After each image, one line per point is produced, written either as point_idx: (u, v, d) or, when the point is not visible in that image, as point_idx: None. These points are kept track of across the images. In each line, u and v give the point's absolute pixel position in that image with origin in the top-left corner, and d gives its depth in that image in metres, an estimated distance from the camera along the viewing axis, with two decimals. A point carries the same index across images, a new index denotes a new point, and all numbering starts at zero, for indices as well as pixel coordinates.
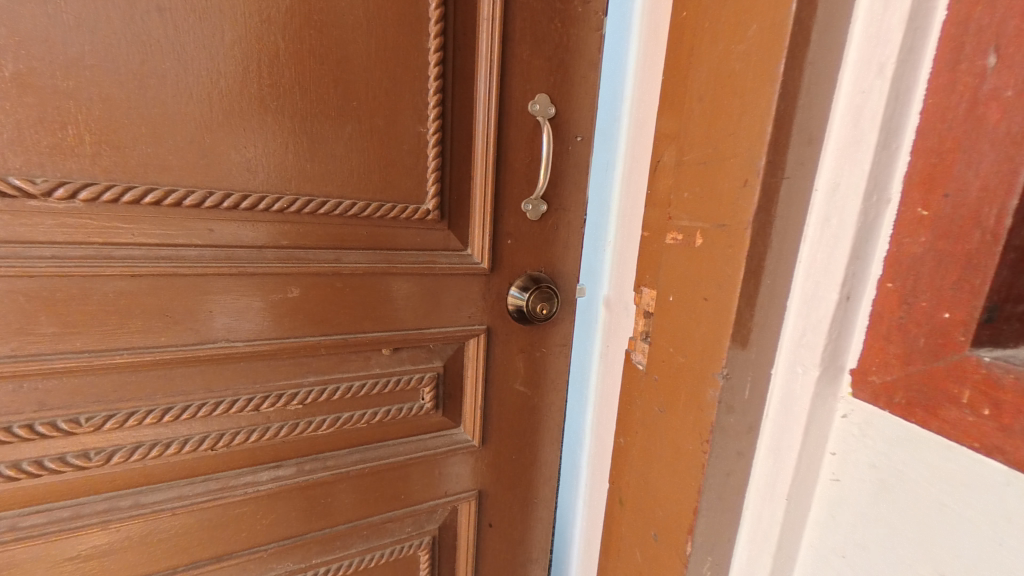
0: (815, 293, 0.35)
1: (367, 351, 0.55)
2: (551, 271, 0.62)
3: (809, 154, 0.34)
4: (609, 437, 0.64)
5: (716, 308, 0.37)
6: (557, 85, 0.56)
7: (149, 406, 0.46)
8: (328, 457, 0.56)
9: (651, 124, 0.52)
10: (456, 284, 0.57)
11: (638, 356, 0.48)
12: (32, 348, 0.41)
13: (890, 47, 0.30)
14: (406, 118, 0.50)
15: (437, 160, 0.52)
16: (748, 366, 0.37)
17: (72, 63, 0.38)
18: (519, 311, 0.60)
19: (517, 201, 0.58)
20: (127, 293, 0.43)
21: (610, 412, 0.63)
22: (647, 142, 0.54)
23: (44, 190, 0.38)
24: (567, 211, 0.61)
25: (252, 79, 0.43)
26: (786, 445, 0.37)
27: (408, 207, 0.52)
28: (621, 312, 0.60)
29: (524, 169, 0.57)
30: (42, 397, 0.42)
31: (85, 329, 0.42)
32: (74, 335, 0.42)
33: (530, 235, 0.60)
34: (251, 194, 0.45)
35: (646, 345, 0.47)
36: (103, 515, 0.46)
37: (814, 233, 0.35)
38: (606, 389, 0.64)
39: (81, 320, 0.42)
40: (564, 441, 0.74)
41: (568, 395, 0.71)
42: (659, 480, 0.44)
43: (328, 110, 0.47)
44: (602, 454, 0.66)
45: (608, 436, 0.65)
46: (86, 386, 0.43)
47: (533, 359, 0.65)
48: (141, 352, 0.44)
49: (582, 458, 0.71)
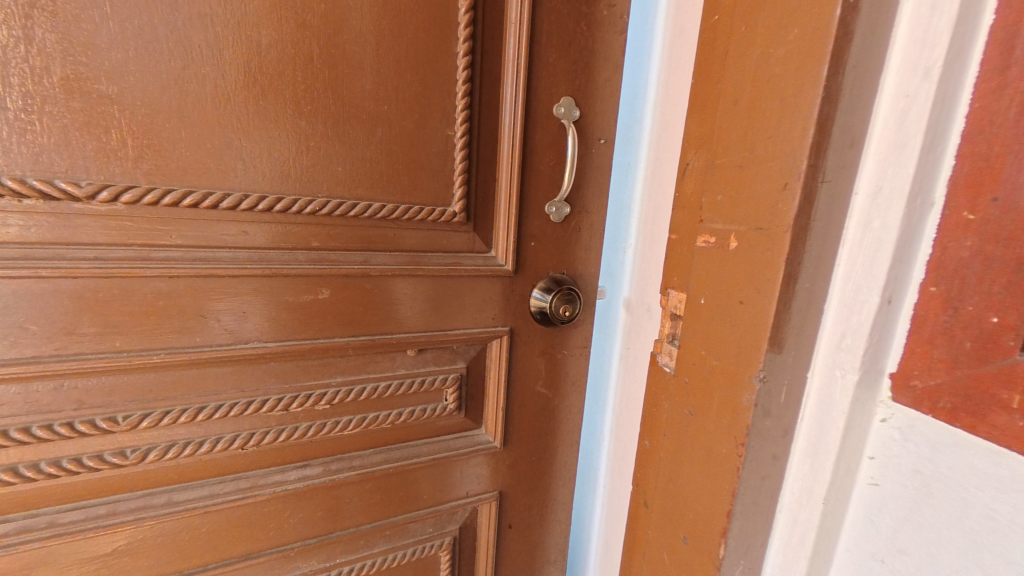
0: (855, 297, 0.34)
1: (393, 352, 0.55)
2: (573, 273, 0.63)
3: (849, 158, 0.34)
4: (631, 437, 0.65)
5: (751, 312, 0.37)
6: (581, 88, 0.57)
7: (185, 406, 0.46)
8: (354, 457, 0.56)
9: (677, 129, 0.53)
10: (480, 285, 0.58)
11: (665, 359, 0.49)
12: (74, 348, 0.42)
13: (936, 50, 0.30)
14: (435, 123, 0.51)
15: (465, 163, 0.53)
16: (785, 371, 0.37)
17: (117, 68, 0.38)
18: (541, 312, 0.61)
19: (541, 204, 0.58)
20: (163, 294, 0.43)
21: (631, 414, 0.64)
22: (673, 144, 0.54)
23: (88, 193, 0.39)
24: (589, 213, 0.61)
25: (287, 83, 0.44)
26: (823, 449, 0.36)
27: (435, 210, 0.53)
28: (643, 315, 0.61)
29: (548, 171, 0.58)
30: (88, 395, 0.43)
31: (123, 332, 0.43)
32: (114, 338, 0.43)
33: (553, 237, 0.60)
34: (285, 197, 0.46)
35: (673, 348, 0.48)
36: (137, 512, 0.47)
37: (854, 237, 0.34)
38: (627, 389, 0.65)
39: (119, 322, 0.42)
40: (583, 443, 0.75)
41: (587, 396, 0.72)
42: (687, 483, 0.44)
43: (360, 114, 0.47)
44: (623, 455, 0.67)
45: (630, 437, 0.65)
46: (124, 386, 0.44)
47: (555, 360, 0.66)
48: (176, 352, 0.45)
49: (602, 458, 0.72)
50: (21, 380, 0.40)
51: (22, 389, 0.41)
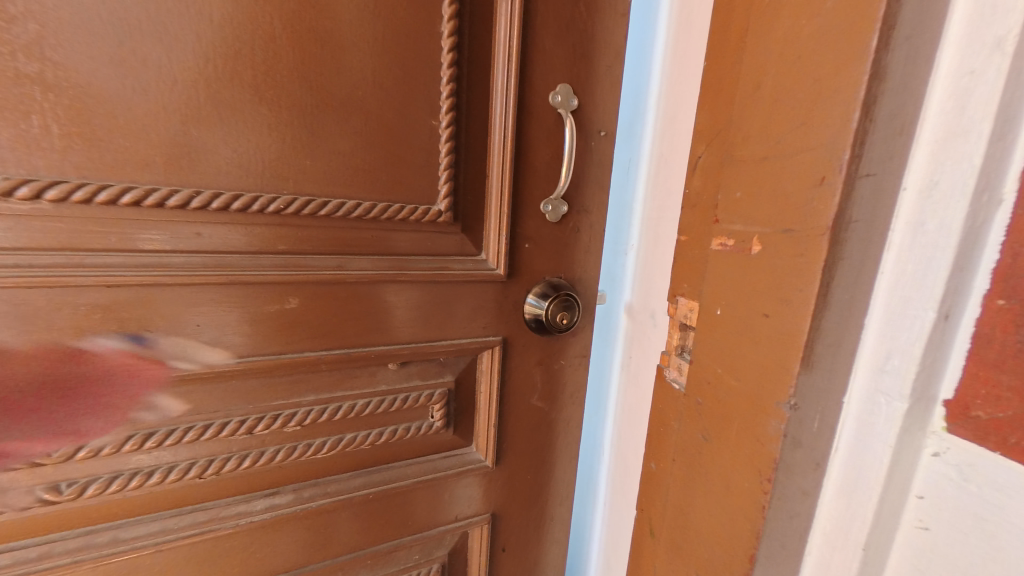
0: (902, 311, 0.28)
1: (373, 366, 0.50)
2: (571, 278, 0.58)
3: (898, 148, 0.28)
4: (633, 451, 0.62)
5: (777, 327, 0.32)
6: (579, 76, 0.52)
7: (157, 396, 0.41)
8: (330, 482, 0.51)
9: (686, 121, 0.49)
10: (469, 292, 0.53)
11: (673, 374, 0.46)
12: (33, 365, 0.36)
13: (1010, 17, 0.24)
14: (417, 112, 0.45)
15: (450, 156, 0.47)
16: (819, 396, 0.32)
17: (37, 43, 0.33)
18: (537, 321, 0.56)
19: (536, 202, 0.53)
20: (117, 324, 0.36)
21: (633, 425, 0.61)
22: (680, 137, 0.50)
23: (5, 190, 0.33)
24: (588, 213, 0.56)
25: (245, 64, 0.38)
26: (861, 488, 0.31)
27: (418, 209, 0.47)
28: (645, 321, 0.57)
29: (544, 166, 0.53)
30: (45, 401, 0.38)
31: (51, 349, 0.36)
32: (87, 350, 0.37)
33: (550, 238, 0.55)
34: (243, 194, 0.40)
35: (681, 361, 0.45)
36: (78, 553, 0.42)
37: (902, 239, 0.28)
38: (629, 400, 0.62)
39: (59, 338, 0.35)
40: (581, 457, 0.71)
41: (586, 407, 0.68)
42: (700, 516, 0.39)
43: (331, 101, 0.42)
44: (625, 469, 0.63)
45: (632, 451, 0.62)
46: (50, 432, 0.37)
47: (551, 371, 0.61)
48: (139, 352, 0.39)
49: (600, 471, 0.68)
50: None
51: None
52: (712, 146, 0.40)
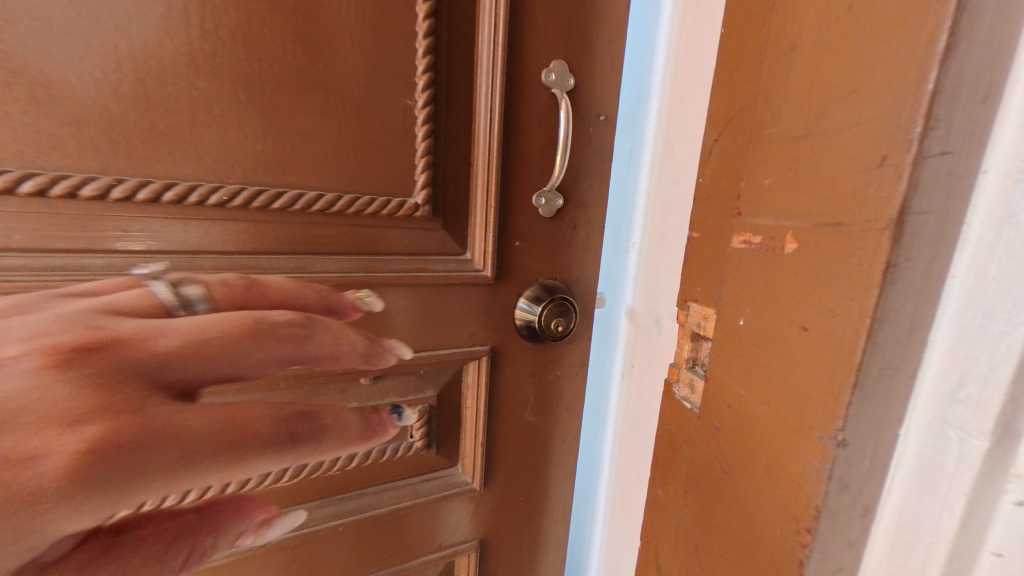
0: (982, 328, 0.23)
1: (342, 382, 0.44)
2: (567, 280, 0.52)
3: (983, 119, 0.22)
4: (634, 469, 0.57)
5: (819, 342, 0.26)
6: (576, 51, 0.45)
7: (392, 341, 0.25)
8: (292, 512, 0.46)
9: (692, 104, 0.45)
10: (453, 296, 0.46)
11: (683, 390, 0.40)
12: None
13: None
14: (389, 91, 0.40)
15: (428, 142, 0.42)
16: (871, 429, 0.26)
17: None
18: (528, 328, 0.50)
19: (528, 195, 0.47)
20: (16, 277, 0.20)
21: (636, 442, 0.56)
22: (683, 123, 0.47)
23: None
24: (586, 207, 0.50)
25: (180, 32, 0.33)
26: (923, 541, 0.25)
27: (391, 201, 0.42)
28: (649, 328, 0.53)
29: (537, 154, 0.47)
30: (291, 416, 0.19)
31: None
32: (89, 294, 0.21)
33: (543, 236, 0.49)
34: (177, 182, 0.35)
35: (694, 376, 0.40)
36: None
37: (983, 236, 0.22)
38: (630, 413, 0.57)
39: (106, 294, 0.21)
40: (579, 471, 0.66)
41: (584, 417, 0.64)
42: (716, 559, 0.34)
43: (287, 76, 0.36)
44: (626, 487, 0.58)
45: (633, 468, 0.57)
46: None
47: (546, 382, 0.55)
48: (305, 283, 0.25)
49: (599, 488, 0.64)
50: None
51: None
52: (730, 128, 0.34)
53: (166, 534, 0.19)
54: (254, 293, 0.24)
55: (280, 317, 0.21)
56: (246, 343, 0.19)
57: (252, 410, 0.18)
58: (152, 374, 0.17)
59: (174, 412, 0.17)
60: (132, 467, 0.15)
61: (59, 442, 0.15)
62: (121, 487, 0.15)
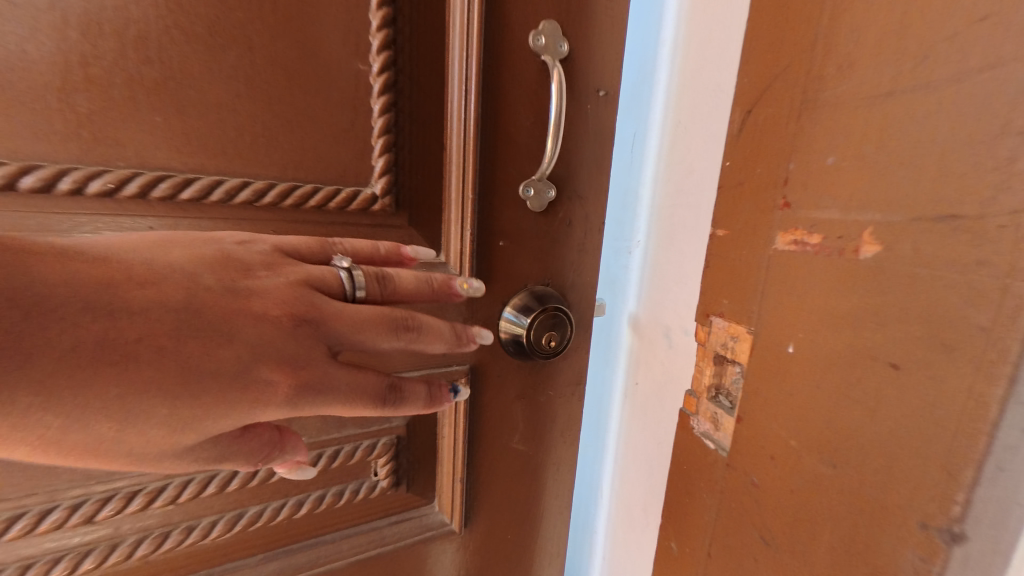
0: None
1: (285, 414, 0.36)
2: (561, 286, 0.44)
3: None
4: (638, 500, 0.50)
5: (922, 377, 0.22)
6: (570, 10, 0.37)
7: (476, 331, 0.34)
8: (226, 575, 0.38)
9: (712, 74, 0.38)
10: (423, 308, 0.38)
11: (703, 421, 0.37)
12: (145, 284, 0.21)
13: None
14: (333, 53, 0.31)
15: (386, 117, 0.33)
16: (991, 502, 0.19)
17: None
18: (516, 343, 0.42)
19: (513, 185, 0.39)
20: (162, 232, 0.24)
21: (642, 469, 0.49)
22: (701, 97, 0.39)
23: None
24: (584, 200, 0.42)
25: None
26: None
27: (341, 192, 0.33)
28: (657, 341, 0.45)
29: (523, 135, 0.38)
30: (395, 388, 0.28)
31: (123, 268, 0.21)
32: (275, 269, 0.27)
33: (533, 234, 0.41)
34: (44, 164, 0.26)
35: (716, 407, 0.36)
36: None
37: None
38: (633, 436, 0.50)
39: (285, 271, 0.27)
40: (575, 498, 0.59)
41: (582, 439, 0.56)
42: None
43: (193, 28, 0.28)
44: (629, 521, 0.51)
45: (638, 499, 0.50)
46: (54, 426, 0.19)
47: (536, 405, 0.47)
48: (424, 276, 0.32)
49: (598, 518, 0.56)
50: (105, 409, 0.20)
51: (131, 439, 0.21)
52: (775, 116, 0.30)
53: (261, 439, 0.26)
54: (387, 286, 0.30)
55: (398, 313, 0.29)
56: (386, 333, 0.28)
57: (364, 377, 0.27)
58: (333, 342, 0.26)
59: (334, 370, 0.26)
60: (313, 398, 0.25)
61: (276, 377, 0.24)
62: (306, 407, 0.24)
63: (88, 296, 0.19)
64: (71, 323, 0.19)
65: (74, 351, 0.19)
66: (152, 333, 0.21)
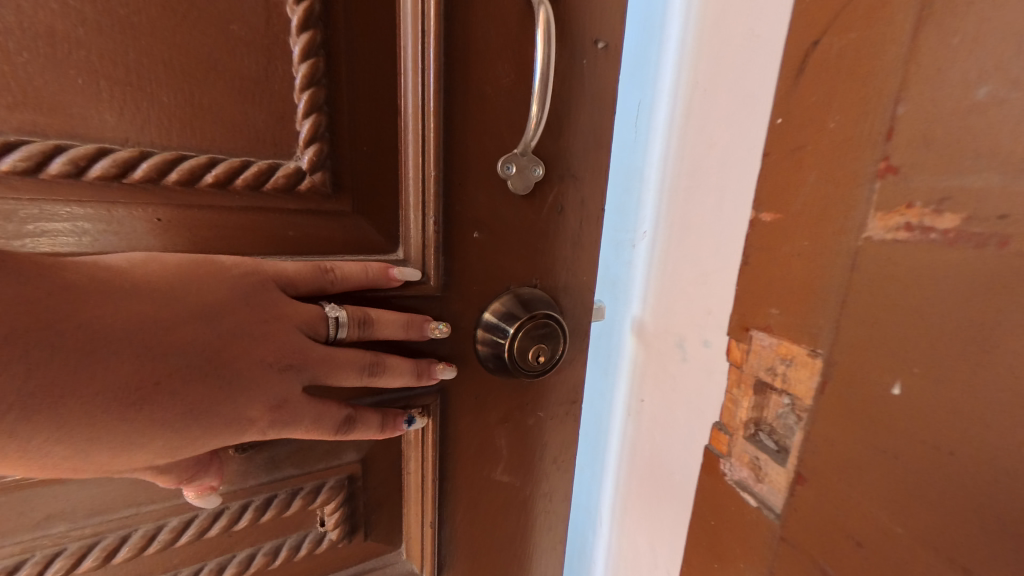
0: None
1: None
2: (552, 288, 0.35)
3: None
4: (645, 536, 0.42)
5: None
6: None
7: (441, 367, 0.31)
8: None
9: (747, 17, 0.30)
10: None
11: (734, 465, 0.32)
12: (175, 324, 0.21)
13: None
14: None
15: (311, 63, 0.25)
16: None
17: None
18: (496, 359, 0.33)
19: (487, 159, 0.30)
20: (178, 263, 0.22)
21: (648, 501, 0.41)
22: (731, 47, 0.31)
23: None
24: (579, 180, 0.34)
25: None
26: None
27: (252, 164, 0.25)
28: (667, 351, 0.37)
29: (500, 95, 0.30)
30: (348, 421, 0.28)
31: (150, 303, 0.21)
32: (280, 317, 0.25)
33: (515, 222, 0.32)
34: None
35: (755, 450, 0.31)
36: None
37: None
38: (637, 462, 0.42)
39: (274, 307, 0.24)
40: (572, 526, 0.51)
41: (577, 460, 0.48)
42: None
43: None
44: (634, 560, 0.43)
45: (644, 535, 0.42)
46: (68, 453, 0.19)
47: (523, 431, 0.39)
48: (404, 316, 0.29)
49: (597, 552, 0.49)
50: (113, 443, 0.20)
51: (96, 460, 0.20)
52: (861, 72, 0.24)
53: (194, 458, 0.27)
54: (364, 330, 0.27)
55: (369, 357, 0.27)
56: (351, 374, 0.27)
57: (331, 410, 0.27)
58: (308, 383, 0.26)
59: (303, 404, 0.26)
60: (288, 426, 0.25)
61: (250, 408, 0.24)
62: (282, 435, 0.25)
63: (126, 337, 0.20)
64: (106, 362, 0.19)
65: (100, 388, 0.19)
66: (178, 371, 0.21)
